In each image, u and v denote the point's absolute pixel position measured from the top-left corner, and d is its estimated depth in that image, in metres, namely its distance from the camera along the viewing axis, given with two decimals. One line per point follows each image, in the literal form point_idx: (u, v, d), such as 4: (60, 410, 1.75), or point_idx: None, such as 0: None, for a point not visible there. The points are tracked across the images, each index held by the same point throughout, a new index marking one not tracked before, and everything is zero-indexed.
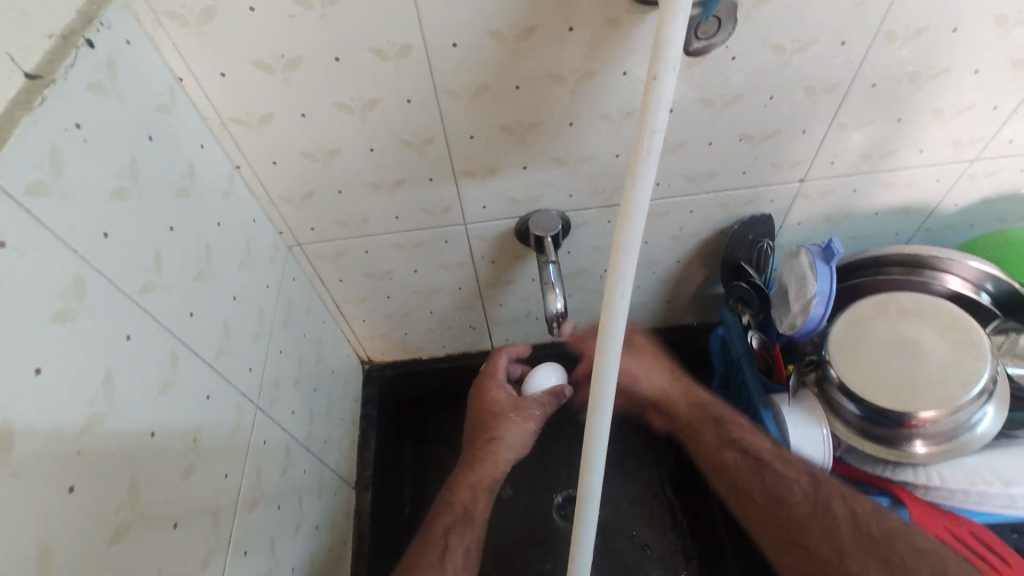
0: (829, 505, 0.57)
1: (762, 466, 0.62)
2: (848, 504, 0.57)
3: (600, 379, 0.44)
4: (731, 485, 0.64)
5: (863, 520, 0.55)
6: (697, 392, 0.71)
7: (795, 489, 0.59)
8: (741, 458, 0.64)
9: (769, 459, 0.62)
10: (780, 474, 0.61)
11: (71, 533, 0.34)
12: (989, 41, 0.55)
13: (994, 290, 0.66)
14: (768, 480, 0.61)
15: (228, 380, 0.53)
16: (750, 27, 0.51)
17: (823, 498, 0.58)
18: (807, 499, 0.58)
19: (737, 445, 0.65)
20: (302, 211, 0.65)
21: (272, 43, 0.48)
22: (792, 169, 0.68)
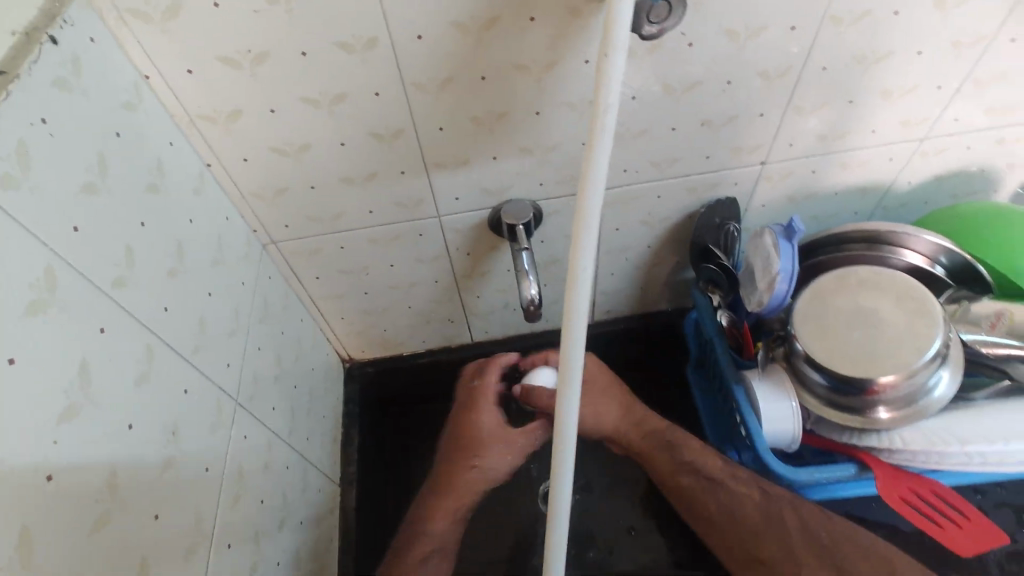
0: (779, 513, 0.64)
1: (716, 484, 0.68)
2: (798, 512, 0.64)
3: (567, 382, 0.47)
4: (695, 506, 0.69)
5: (810, 524, 0.63)
6: (652, 419, 0.76)
7: (747, 502, 0.66)
8: (697, 480, 0.70)
9: (722, 477, 0.68)
10: (735, 494, 0.67)
11: (53, 518, 0.35)
12: (929, 24, 0.58)
13: (948, 262, 0.68)
14: (727, 501, 0.67)
15: (205, 375, 0.53)
16: (704, 14, 0.53)
17: (773, 507, 0.65)
18: (760, 510, 0.65)
19: (693, 467, 0.71)
20: (274, 208, 0.65)
21: (237, 38, 0.49)
22: (751, 153, 0.70)
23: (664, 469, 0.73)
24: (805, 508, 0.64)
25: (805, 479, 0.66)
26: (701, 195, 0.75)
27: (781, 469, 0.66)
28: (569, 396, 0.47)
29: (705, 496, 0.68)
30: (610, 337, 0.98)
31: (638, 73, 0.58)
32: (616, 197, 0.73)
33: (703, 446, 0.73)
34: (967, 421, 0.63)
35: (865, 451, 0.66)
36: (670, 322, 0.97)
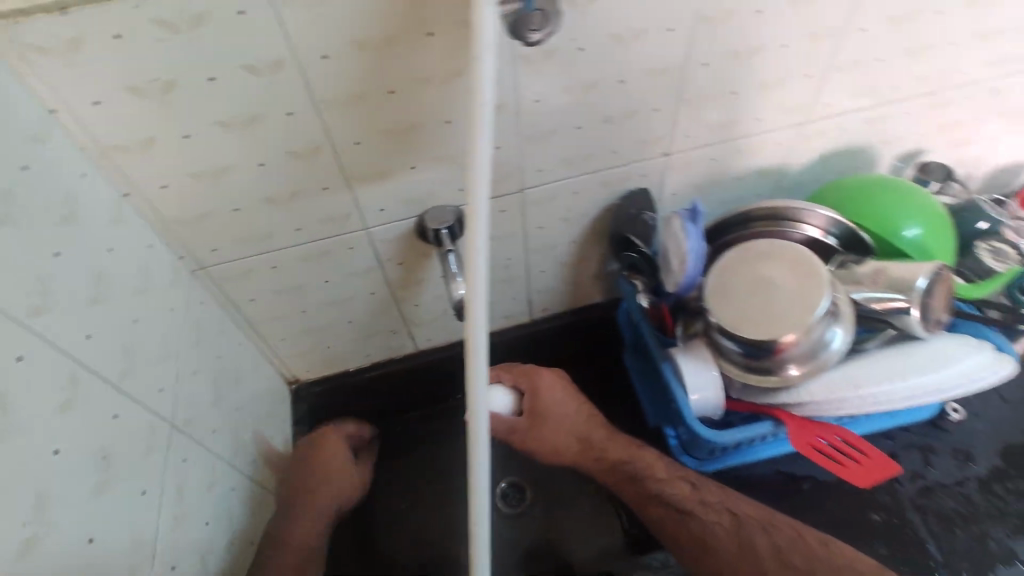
0: (750, 539, 0.70)
1: (686, 516, 0.74)
2: (766, 533, 0.70)
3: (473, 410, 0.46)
4: (666, 534, 0.75)
5: (778, 544, 0.69)
6: (615, 451, 0.80)
7: (719, 530, 0.72)
8: (667, 512, 0.75)
9: (691, 508, 0.74)
10: (705, 519, 0.73)
11: None
12: (789, 18, 0.65)
13: (838, 233, 0.76)
14: (697, 528, 0.73)
15: (136, 399, 0.53)
16: (588, 21, 0.59)
17: (745, 533, 0.71)
18: (731, 537, 0.71)
19: (660, 499, 0.76)
20: (199, 232, 0.66)
21: (143, 67, 0.50)
22: (654, 145, 0.76)
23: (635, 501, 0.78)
24: (772, 527, 0.71)
25: (727, 441, 0.72)
26: (615, 189, 0.81)
27: (707, 434, 0.71)
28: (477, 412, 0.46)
29: (678, 529, 0.74)
30: (549, 333, 1.02)
31: (537, 79, 0.63)
32: (536, 197, 0.77)
33: (670, 471, 0.77)
34: (861, 367, 0.70)
35: (779, 407, 0.73)
36: (606, 314, 1.02)
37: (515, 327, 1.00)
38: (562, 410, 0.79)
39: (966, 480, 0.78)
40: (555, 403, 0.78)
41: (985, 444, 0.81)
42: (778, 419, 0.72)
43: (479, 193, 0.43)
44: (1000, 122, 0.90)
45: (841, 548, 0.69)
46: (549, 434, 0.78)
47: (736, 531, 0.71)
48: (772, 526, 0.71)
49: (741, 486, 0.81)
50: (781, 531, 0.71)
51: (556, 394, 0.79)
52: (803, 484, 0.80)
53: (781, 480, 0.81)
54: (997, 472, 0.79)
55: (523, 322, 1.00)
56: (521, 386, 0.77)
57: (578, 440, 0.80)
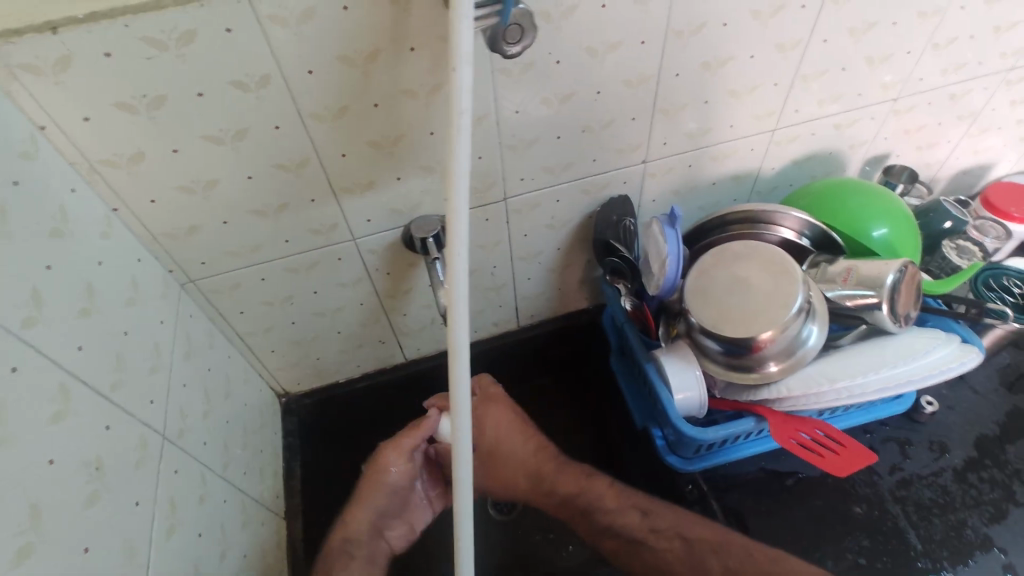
0: (703, 564, 0.66)
1: (639, 545, 0.70)
2: (720, 556, 0.66)
3: (456, 405, 0.50)
4: (623, 566, 0.72)
5: (732, 567, 0.65)
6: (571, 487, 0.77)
7: (670, 559, 0.68)
8: (620, 543, 0.72)
9: (642, 537, 0.71)
10: (658, 547, 0.69)
11: None
12: (755, 30, 0.69)
13: (811, 234, 0.79)
14: (650, 559, 0.69)
15: (126, 410, 0.53)
16: (563, 35, 0.61)
17: (698, 559, 0.66)
18: (684, 563, 0.67)
19: (612, 532, 0.73)
20: (188, 245, 0.67)
21: (132, 84, 0.52)
22: (632, 153, 0.79)
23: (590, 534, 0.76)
24: (727, 550, 0.66)
25: (712, 438, 0.73)
26: (596, 196, 0.83)
27: (691, 432, 0.72)
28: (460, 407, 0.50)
29: (634, 560, 0.71)
30: (536, 340, 1.03)
31: (518, 90, 0.65)
32: (520, 205, 0.79)
33: (622, 502, 0.74)
34: (836, 363, 0.72)
35: (761, 404, 0.75)
36: (593, 319, 1.04)
37: (503, 335, 1.02)
38: (511, 442, 0.80)
39: (943, 470, 0.81)
40: (500, 435, 0.80)
41: (960, 434, 0.83)
42: (760, 416, 0.74)
43: (460, 199, 0.44)
44: (960, 126, 0.94)
45: (798, 562, 0.64)
46: (498, 468, 0.80)
47: (690, 559, 0.67)
48: (733, 550, 0.66)
49: (726, 482, 0.83)
50: (740, 553, 0.66)
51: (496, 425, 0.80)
52: (787, 480, 0.82)
53: (765, 477, 0.83)
54: (971, 461, 0.82)
55: (510, 329, 1.01)
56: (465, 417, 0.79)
57: (529, 473, 0.79)
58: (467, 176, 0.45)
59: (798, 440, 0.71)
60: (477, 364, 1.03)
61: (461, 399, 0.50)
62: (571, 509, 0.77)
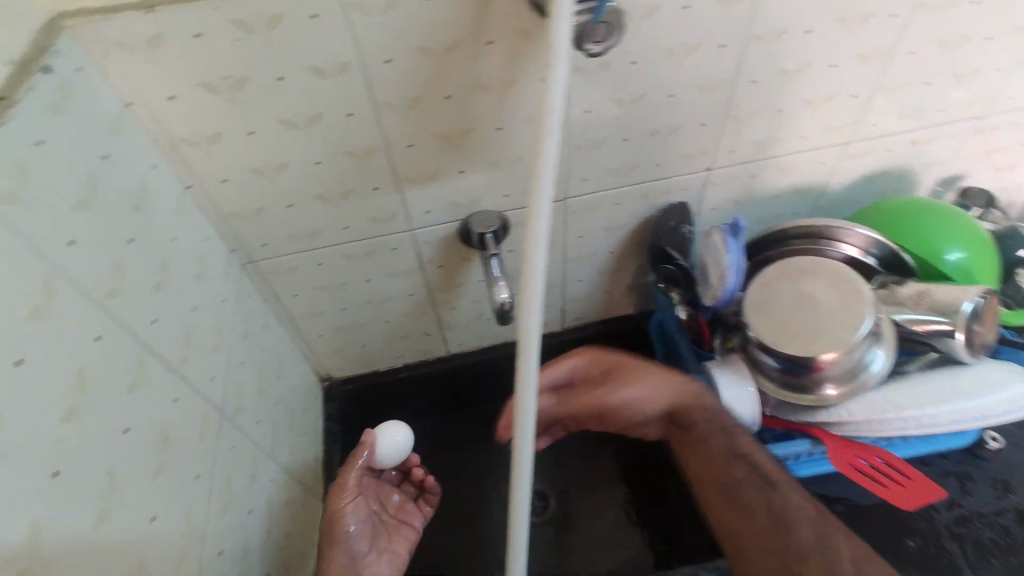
0: (835, 539, 0.56)
1: (768, 484, 0.61)
2: (850, 540, 0.56)
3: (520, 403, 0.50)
4: (733, 501, 0.62)
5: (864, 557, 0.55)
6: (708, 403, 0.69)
7: (798, 514, 0.59)
8: (747, 476, 0.63)
9: (775, 481, 0.62)
10: (785, 497, 0.60)
11: (60, 506, 0.37)
12: (840, 37, 0.66)
13: (878, 252, 0.75)
14: (775, 501, 0.60)
15: (191, 384, 0.54)
16: (642, 35, 0.60)
17: (828, 531, 0.57)
18: (812, 527, 0.58)
19: (746, 460, 0.64)
20: (253, 226, 0.68)
21: (217, 65, 0.52)
22: (697, 159, 0.77)
23: (710, 458, 0.65)
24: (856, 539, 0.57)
25: None
26: (655, 200, 0.82)
27: None
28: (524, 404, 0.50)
29: (754, 496, 0.61)
30: (579, 343, 1.02)
31: (589, 89, 0.64)
32: (578, 206, 0.78)
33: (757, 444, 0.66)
34: (902, 390, 0.69)
35: (818, 426, 0.73)
36: (638, 326, 1.02)
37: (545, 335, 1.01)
38: (643, 393, 0.68)
39: (1006, 510, 0.77)
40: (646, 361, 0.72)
41: None
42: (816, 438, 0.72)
43: (544, 196, 0.45)
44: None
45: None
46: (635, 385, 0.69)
47: (817, 526, 0.58)
48: (860, 544, 0.57)
49: None
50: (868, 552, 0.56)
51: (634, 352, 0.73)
52: (835, 507, 0.79)
53: (812, 502, 0.79)
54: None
55: (554, 330, 1.00)
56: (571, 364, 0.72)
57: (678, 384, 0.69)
58: (553, 173, 0.45)
59: (857, 465, 0.69)
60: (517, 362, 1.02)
61: (526, 396, 0.50)
62: (708, 425, 0.67)
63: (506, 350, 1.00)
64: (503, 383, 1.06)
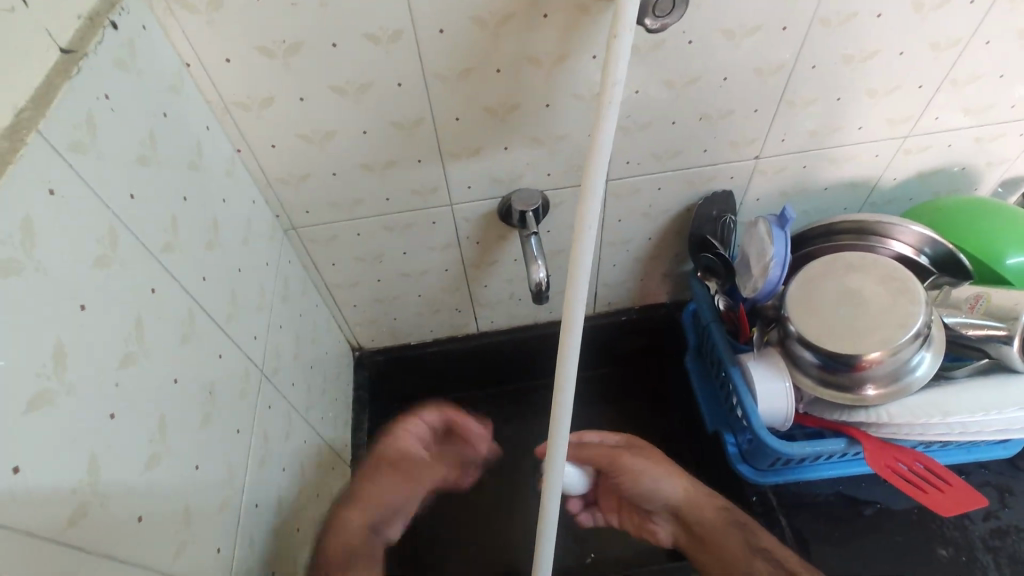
0: None
1: None
2: None
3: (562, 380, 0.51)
4: None
5: None
6: (708, 494, 0.76)
7: None
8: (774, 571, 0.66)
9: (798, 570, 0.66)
10: None
11: (116, 447, 0.38)
12: (911, 24, 0.63)
13: (932, 252, 0.72)
14: None
15: (236, 342, 0.56)
16: (701, 13, 0.58)
17: None
18: None
19: (767, 555, 0.68)
20: (297, 192, 0.69)
21: (275, 29, 0.53)
22: (747, 147, 0.75)
23: (738, 553, 0.69)
24: None
25: (797, 453, 0.69)
26: (698, 186, 0.80)
27: (775, 445, 0.69)
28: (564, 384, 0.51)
29: None
30: (608, 330, 1.01)
31: (642, 67, 0.63)
32: (620, 188, 0.77)
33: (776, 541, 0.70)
34: (947, 395, 0.67)
35: (854, 427, 0.70)
36: (671, 315, 1.00)
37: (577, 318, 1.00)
38: (659, 480, 0.77)
39: None
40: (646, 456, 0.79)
41: None
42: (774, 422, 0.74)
43: (597, 173, 0.45)
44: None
45: None
46: (645, 483, 0.77)
47: None
48: None
49: (798, 501, 0.79)
50: None
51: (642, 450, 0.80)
52: (865, 510, 0.78)
53: (841, 503, 0.78)
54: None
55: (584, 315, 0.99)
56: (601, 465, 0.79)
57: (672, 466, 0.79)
58: (608, 155, 0.45)
59: (894, 470, 0.67)
60: (544, 343, 1.03)
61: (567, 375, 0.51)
62: (726, 518, 0.73)
63: (534, 332, 1.00)
64: (530, 365, 1.06)
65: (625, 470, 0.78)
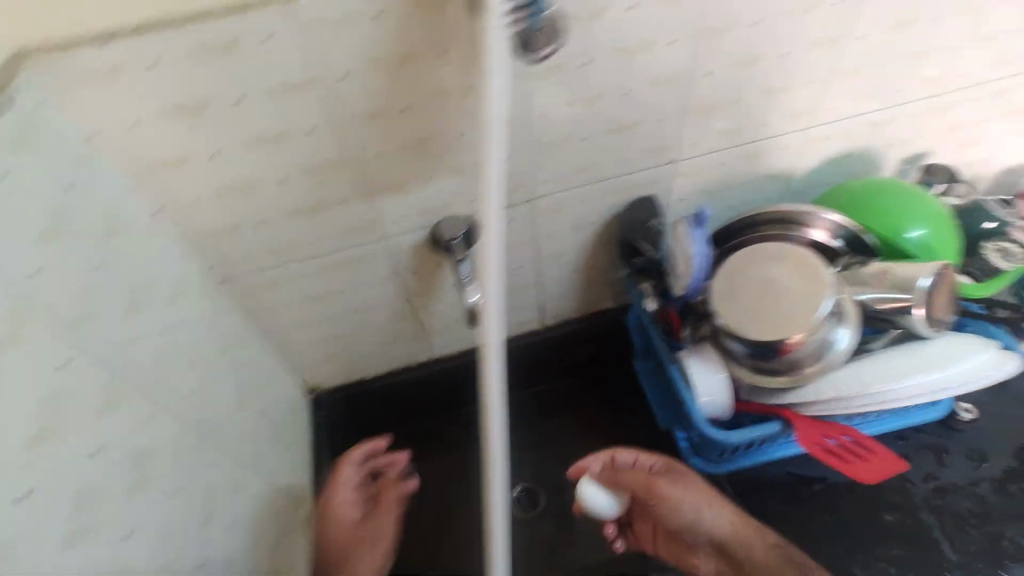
0: None
1: None
2: None
3: (490, 430, 0.48)
4: None
5: None
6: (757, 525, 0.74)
7: None
8: None
9: None
10: None
11: (28, 529, 0.38)
12: (790, 28, 0.68)
13: (845, 237, 0.77)
14: None
15: (166, 403, 0.56)
16: (592, 36, 0.62)
17: None
18: None
19: None
20: (225, 245, 0.70)
21: (177, 93, 0.54)
22: (661, 153, 0.79)
23: None
24: None
25: (737, 441, 0.73)
26: (622, 195, 0.83)
27: (717, 435, 0.72)
28: (493, 425, 0.48)
29: None
30: (536, 349, 1.03)
31: (545, 92, 0.66)
32: (546, 206, 0.80)
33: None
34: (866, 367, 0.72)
35: (786, 407, 0.75)
36: (618, 320, 1.03)
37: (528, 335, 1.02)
38: (701, 510, 0.73)
39: (981, 480, 0.79)
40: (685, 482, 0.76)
41: (999, 443, 0.81)
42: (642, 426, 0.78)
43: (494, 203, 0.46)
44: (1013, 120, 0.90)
45: None
46: (685, 512, 0.73)
47: None
48: None
49: (750, 485, 0.82)
50: None
51: (679, 475, 0.77)
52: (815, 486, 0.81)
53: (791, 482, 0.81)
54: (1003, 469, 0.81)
55: (510, 337, 1.01)
56: (640, 492, 0.75)
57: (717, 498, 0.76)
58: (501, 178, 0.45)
59: (826, 445, 0.71)
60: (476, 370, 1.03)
61: (495, 421, 0.48)
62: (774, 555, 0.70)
63: (463, 361, 1.02)
64: (469, 390, 1.07)
65: (664, 497, 0.74)
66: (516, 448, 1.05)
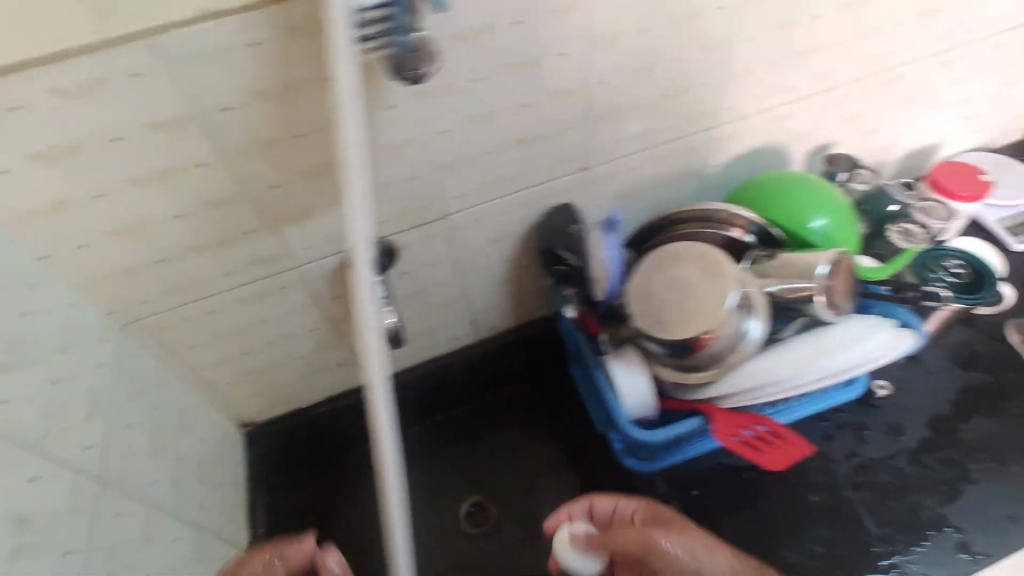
0: None
1: None
2: None
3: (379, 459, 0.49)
4: None
5: None
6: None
7: None
8: None
9: None
10: None
11: None
12: (679, 32, 0.70)
13: (756, 233, 0.79)
14: None
15: (57, 459, 0.54)
16: (482, 52, 0.63)
17: None
18: None
19: None
20: (124, 286, 0.67)
21: (44, 133, 0.52)
22: (571, 161, 0.80)
23: None
24: None
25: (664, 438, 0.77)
26: (543, 202, 0.83)
27: (643, 437, 0.76)
28: (383, 448, 0.48)
29: None
30: (473, 363, 1.03)
31: (444, 107, 0.65)
32: (463, 221, 0.80)
33: None
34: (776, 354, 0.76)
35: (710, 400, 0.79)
36: (553, 326, 1.04)
37: (463, 350, 1.02)
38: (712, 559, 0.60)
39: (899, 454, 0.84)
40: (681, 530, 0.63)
41: (914, 416, 0.85)
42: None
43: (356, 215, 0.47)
44: (906, 111, 0.94)
45: None
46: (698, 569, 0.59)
47: None
48: None
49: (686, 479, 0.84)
50: None
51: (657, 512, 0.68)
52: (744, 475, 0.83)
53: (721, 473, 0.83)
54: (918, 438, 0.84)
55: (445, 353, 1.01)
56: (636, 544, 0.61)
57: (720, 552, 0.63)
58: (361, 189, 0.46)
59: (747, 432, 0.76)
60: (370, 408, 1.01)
61: (386, 450, 0.49)
62: None
63: (350, 401, 0.99)
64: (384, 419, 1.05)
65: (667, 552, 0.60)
66: (416, 478, 1.04)
